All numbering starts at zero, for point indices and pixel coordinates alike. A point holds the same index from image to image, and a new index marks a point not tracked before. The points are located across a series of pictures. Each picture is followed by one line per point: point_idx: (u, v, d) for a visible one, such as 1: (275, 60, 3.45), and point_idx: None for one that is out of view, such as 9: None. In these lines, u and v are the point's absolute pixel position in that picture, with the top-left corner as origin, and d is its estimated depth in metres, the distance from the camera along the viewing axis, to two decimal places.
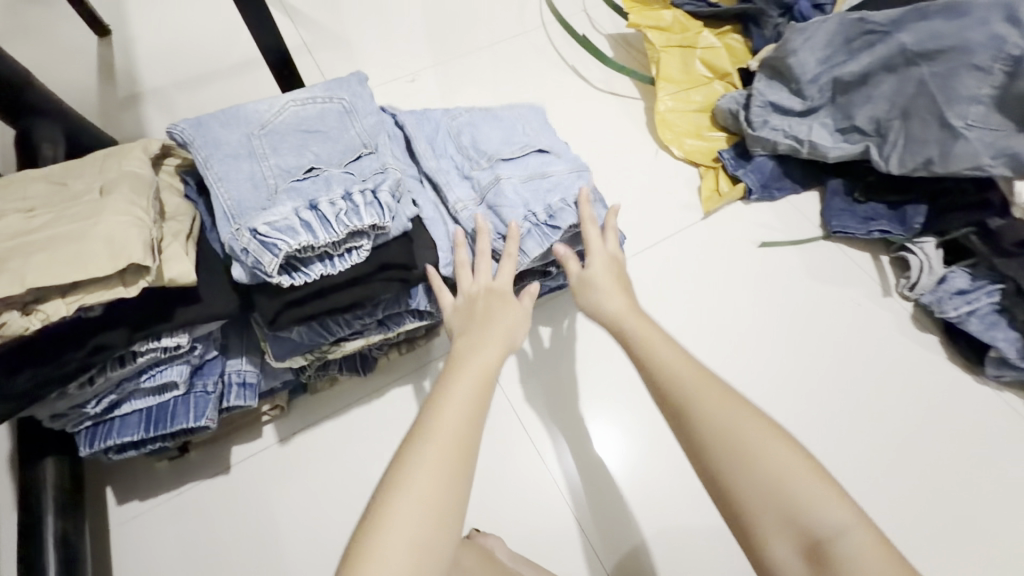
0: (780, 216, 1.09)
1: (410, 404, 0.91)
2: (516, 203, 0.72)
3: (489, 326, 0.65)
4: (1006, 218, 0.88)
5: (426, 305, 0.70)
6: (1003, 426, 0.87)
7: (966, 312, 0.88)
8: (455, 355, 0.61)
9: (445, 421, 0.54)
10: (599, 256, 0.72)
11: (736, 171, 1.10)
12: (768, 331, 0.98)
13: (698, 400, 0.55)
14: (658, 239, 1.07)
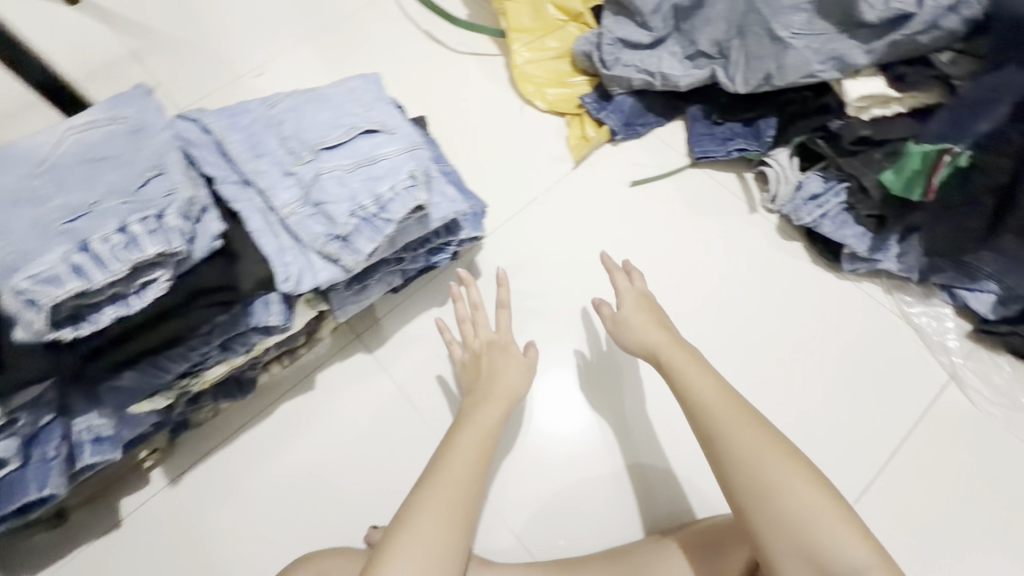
0: (650, 151, 1.09)
1: (300, 415, 0.89)
2: (341, 198, 0.67)
3: (493, 391, 0.78)
4: (844, 119, 0.89)
5: (267, 320, 0.67)
6: (861, 314, 0.93)
7: (819, 216, 0.92)
8: (463, 420, 0.75)
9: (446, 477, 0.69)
10: (629, 293, 0.81)
11: (599, 113, 1.09)
12: (645, 269, 1.00)
13: (725, 426, 0.66)
14: (532, 197, 1.06)
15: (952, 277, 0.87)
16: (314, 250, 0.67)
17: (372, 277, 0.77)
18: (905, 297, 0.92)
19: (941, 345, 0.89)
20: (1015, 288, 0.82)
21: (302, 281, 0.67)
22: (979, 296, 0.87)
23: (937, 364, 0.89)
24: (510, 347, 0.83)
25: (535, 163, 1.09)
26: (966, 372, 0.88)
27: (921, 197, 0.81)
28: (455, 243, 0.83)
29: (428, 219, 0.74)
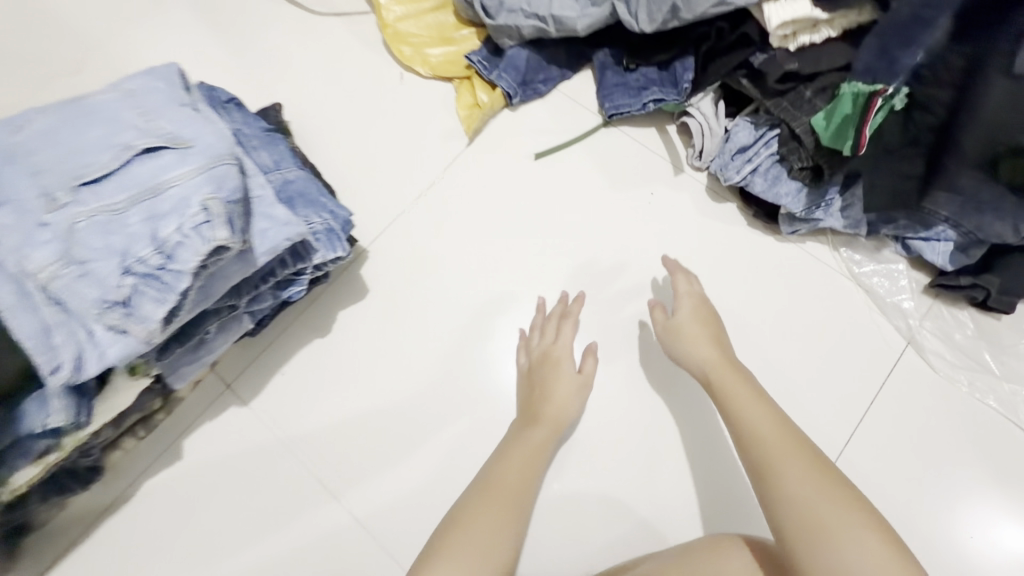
0: (556, 112, 0.92)
1: (168, 492, 0.74)
2: (113, 251, 0.50)
3: (547, 411, 0.74)
4: (767, 52, 0.74)
5: (46, 423, 0.52)
6: (806, 280, 0.81)
7: (749, 172, 0.78)
8: (524, 430, 0.74)
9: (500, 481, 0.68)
10: (686, 298, 0.75)
11: (489, 74, 0.91)
12: (561, 258, 0.85)
13: (775, 452, 0.59)
14: (422, 188, 0.89)
15: (903, 227, 0.76)
16: (90, 323, 0.51)
17: (205, 332, 0.61)
18: (854, 255, 0.81)
19: (898, 306, 0.79)
20: (972, 233, 0.71)
21: (84, 366, 0.51)
22: (936, 246, 0.75)
23: (894, 327, 0.78)
24: (563, 363, 0.77)
25: (423, 144, 0.91)
26: (925, 332, 0.77)
27: (853, 150, 0.69)
28: (311, 270, 0.67)
29: (252, 254, 0.57)
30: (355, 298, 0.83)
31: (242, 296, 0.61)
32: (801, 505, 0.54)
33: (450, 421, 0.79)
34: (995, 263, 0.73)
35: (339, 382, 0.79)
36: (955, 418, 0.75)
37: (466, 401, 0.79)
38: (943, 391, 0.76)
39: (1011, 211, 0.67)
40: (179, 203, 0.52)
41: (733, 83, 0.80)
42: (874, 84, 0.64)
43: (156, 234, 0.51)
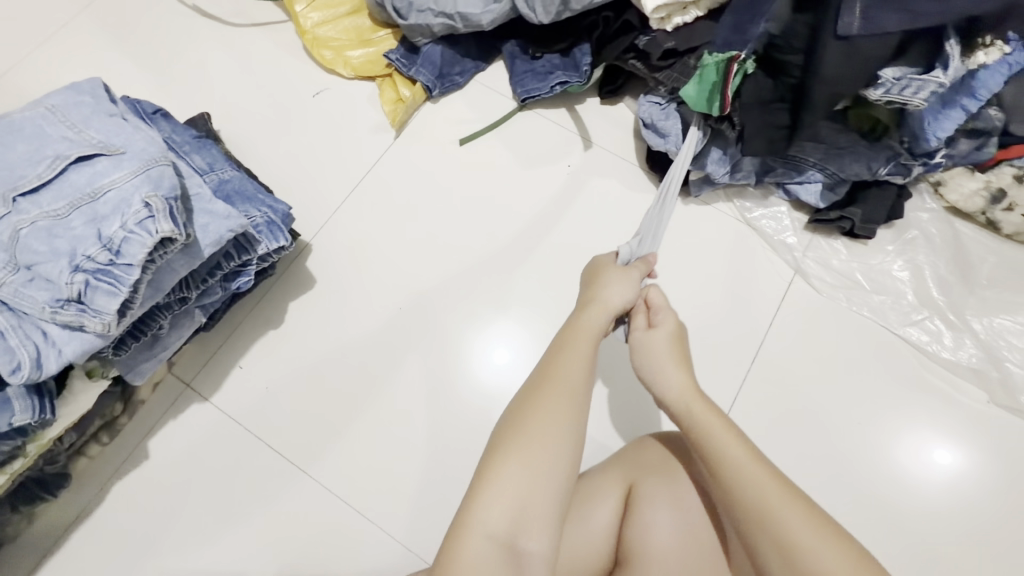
0: (475, 100, 1.00)
1: (138, 491, 0.77)
2: (59, 253, 0.54)
3: (592, 305, 0.66)
4: (648, 34, 0.85)
5: (11, 421, 0.54)
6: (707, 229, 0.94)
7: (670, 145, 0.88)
8: (572, 323, 0.65)
9: (576, 347, 0.63)
10: (663, 337, 0.65)
11: (408, 71, 0.97)
12: (494, 233, 0.93)
13: (786, 526, 0.52)
14: (358, 181, 0.95)
15: (782, 174, 0.89)
16: (45, 322, 0.54)
17: (158, 328, 0.65)
18: (746, 204, 0.94)
19: (784, 245, 0.92)
20: (835, 173, 0.85)
21: (44, 364, 0.54)
22: (808, 187, 0.89)
23: (782, 261, 0.92)
24: (627, 289, 0.67)
25: (353, 140, 0.97)
26: (806, 264, 0.91)
27: (721, 110, 0.81)
28: (257, 260, 0.72)
29: (196, 247, 0.62)
30: (303, 287, 0.88)
31: (192, 290, 0.66)
32: (792, 556, 0.51)
33: (408, 391, 0.84)
34: (857, 197, 0.88)
35: (295, 371, 0.84)
36: (837, 327, 0.89)
37: (419, 374, 0.84)
38: (826, 307, 0.90)
39: (866, 152, 0.81)
40: (121, 201, 0.56)
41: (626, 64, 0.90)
42: (729, 51, 0.76)
43: (104, 233, 0.55)
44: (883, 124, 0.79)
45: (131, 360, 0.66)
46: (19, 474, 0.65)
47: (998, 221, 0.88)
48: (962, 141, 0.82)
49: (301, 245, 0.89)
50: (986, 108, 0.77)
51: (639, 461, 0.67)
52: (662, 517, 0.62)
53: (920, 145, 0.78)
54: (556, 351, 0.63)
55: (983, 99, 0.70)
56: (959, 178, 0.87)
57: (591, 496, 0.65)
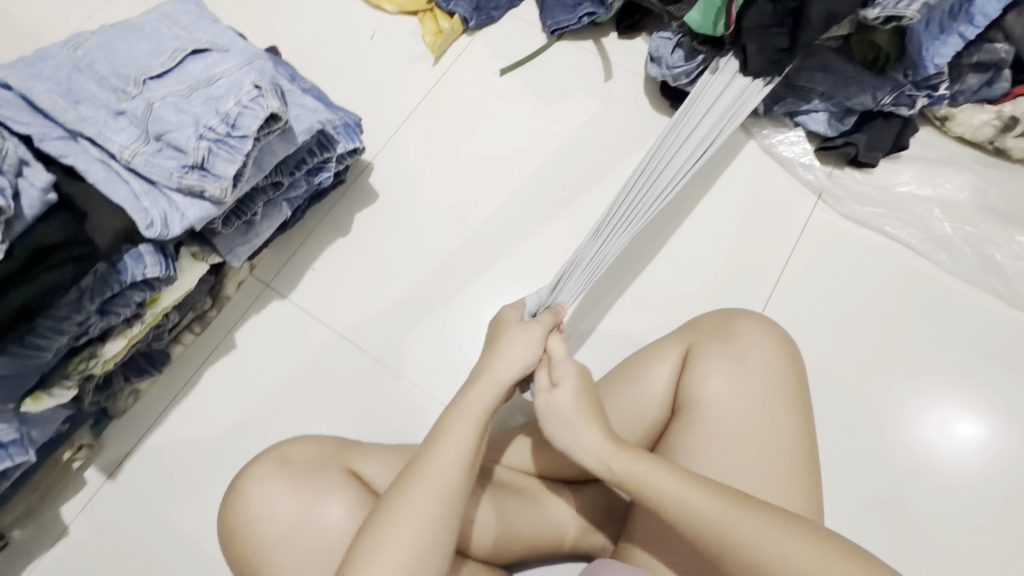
0: (512, 32, 1.07)
1: (227, 376, 0.85)
2: (185, 126, 0.62)
3: (487, 373, 0.60)
4: None
5: (144, 274, 0.63)
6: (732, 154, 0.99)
7: (667, 73, 0.94)
8: (460, 395, 0.59)
9: (463, 421, 0.56)
10: (570, 399, 0.60)
11: (448, 4, 1.04)
12: (536, 155, 0.98)
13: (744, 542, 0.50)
14: (408, 111, 1.01)
15: (791, 104, 0.93)
16: (171, 189, 0.63)
17: (255, 213, 0.74)
18: (764, 131, 0.98)
19: (806, 165, 0.97)
20: (841, 103, 0.90)
21: (171, 225, 0.62)
22: (815, 116, 0.93)
23: (806, 183, 0.97)
24: (526, 352, 0.62)
25: (399, 70, 1.04)
26: (829, 183, 0.96)
27: (725, 29, 0.84)
28: (335, 159, 0.80)
29: (292, 133, 0.70)
30: (365, 200, 0.95)
31: (284, 177, 0.74)
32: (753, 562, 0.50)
33: (462, 290, 0.91)
34: (862, 126, 0.92)
35: (355, 280, 0.91)
36: (864, 231, 0.94)
37: (470, 281, 0.91)
38: (858, 214, 0.95)
39: (870, 81, 0.88)
40: (233, 85, 0.64)
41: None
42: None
43: (221, 109, 0.63)
44: (885, 53, 0.87)
45: (231, 242, 0.75)
46: (133, 343, 0.73)
47: (1009, 149, 0.93)
48: (971, 75, 0.89)
49: (361, 163, 0.97)
50: (991, 43, 0.86)
51: (701, 328, 0.70)
52: (717, 375, 0.65)
53: (919, 73, 0.85)
54: (438, 433, 0.56)
55: (980, 25, 0.80)
56: (969, 112, 0.93)
57: (655, 354, 0.70)
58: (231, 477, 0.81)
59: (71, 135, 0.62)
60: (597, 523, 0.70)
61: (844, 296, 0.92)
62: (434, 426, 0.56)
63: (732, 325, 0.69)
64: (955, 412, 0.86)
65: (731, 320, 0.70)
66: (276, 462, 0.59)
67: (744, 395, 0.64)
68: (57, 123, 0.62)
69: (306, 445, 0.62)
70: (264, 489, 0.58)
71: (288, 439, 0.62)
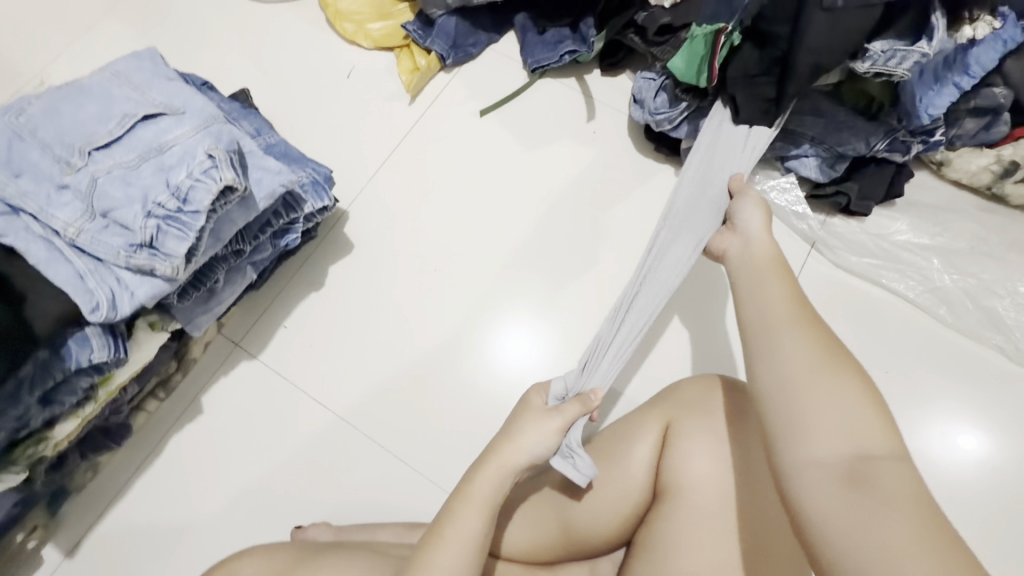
0: (493, 69, 1.02)
1: (193, 443, 0.81)
2: (132, 201, 0.58)
3: (493, 454, 0.59)
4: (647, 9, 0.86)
5: (90, 358, 0.58)
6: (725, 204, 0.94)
7: (651, 117, 0.91)
8: (468, 473, 0.59)
9: (462, 519, 0.55)
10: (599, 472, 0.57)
11: (424, 41, 1.00)
12: (520, 202, 0.95)
13: (775, 354, 0.51)
14: (386, 155, 0.97)
15: (779, 148, 0.90)
16: (119, 267, 0.59)
17: (217, 281, 0.69)
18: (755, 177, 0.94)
19: (799, 215, 0.93)
20: (834, 148, 0.86)
21: (119, 305, 0.58)
22: (806, 162, 0.89)
23: (797, 233, 0.94)
24: (532, 439, 0.60)
25: (374, 110, 1.00)
26: (821, 232, 0.93)
27: (708, 82, 0.81)
28: (304, 219, 0.75)
29: (253, 200, 0.66)
30: (341, 251, 0.91)
31: (247, 243, 0.69)
32: (795, 385, 0.48)
33: (441, 347, 0.87)
34: (854, 173, 0.89)
35: (330, 338, 0.87)
36: (858, 280, 0.91)
37: (451, 338, 0.87)
38: (852, 261, 0.91)
39: (864, 128, 0.84)
40: (185, 155, 0.60)
41: (627, 39, 0.92)
42: (716, 24, 0.77)
43: (171, 182, 0.59)
44: (878, 101, 0.82)
45: (192, 311, 0.70)
46: (88, 421, 0.69)
47: (1008, 194, 0.89)
48: (968, 119, 0.84)
49: (338, 212, 0.93)
50: (988, 87, 0.80)
51: (683, 400, 0.66)
52: (700, 455, 0.61)
53: (913, 123, 0.80)
54: (440, 527, 0.56)
55: (976, 75, 0.74)
56: (966, 156, 0.89)
57: (634, 432, 0.66)
58: (199, 553, 0.77)
59: (12, 211, 0.58)
60: None
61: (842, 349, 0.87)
62: (438, 518, 0.56)
63: (714, 399, 0.65)
64: (942, 464, 0.82)
65: (714, 391, 0.65)
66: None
67: (735, 466, 0.60)
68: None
69: (253, 558, 0.59)
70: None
71: (230, 557, 0.60)
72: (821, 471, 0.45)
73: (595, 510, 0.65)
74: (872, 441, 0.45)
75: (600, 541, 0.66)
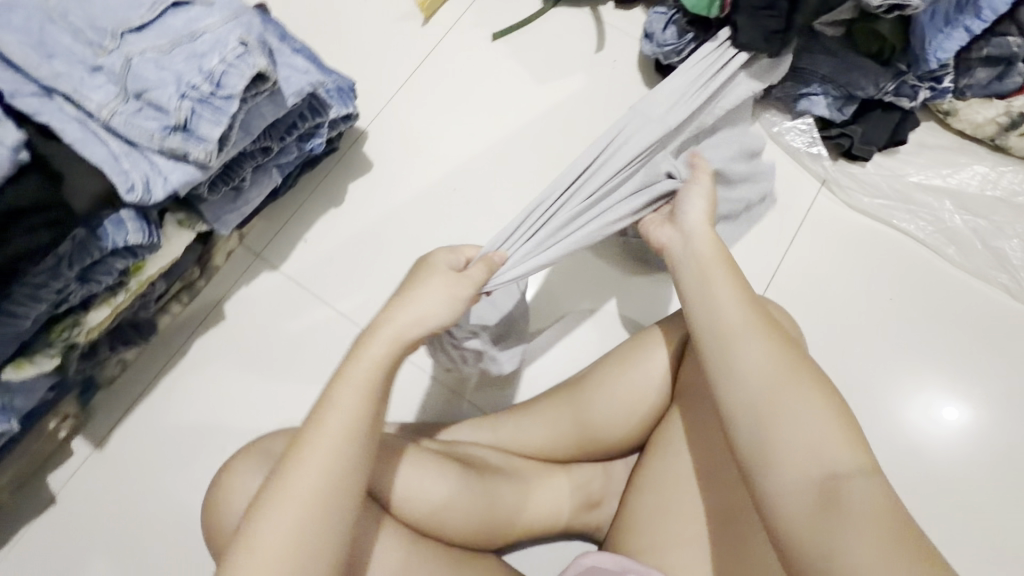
0: None
1: (216, 349, 0.84)
2: (167, 83, 0.58)
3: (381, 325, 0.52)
4: None
5: (126, 240, 0.60)
6: None
7: (659, 50, 0.90)
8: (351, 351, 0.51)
9: (349, 383, 0.49)
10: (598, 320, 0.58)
11: None
12: (534, 129, 0.94)
13: (742, 375, 0.49)
14: (401, 80, 0.96)
15: (790, 87, 0.90)
16: (153, 151, 0.59)
17: (244, 180, 0.71)
18: (771, 117, 0.94)
19: (813, 156, 0.92)
20: (843, 88, 0.86)
21: (153, 189, 0.59)
22: (816, 101, 0.89)
23: (811, 172, 0.93)
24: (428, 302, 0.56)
25: (387, 31, 0.99)
26: (835, 172, 0.92)
27: (720, 12, 0.80)
28: (328, 124, 0.76)
29: (281, 95, 0.66)
30: (358, 170, 0.92)
31: (273, 142, 0.70)
32: (777, 428, 0.46)
33: None
34: (860, 117, 0.89)
35: (347, 255, 0.88)
36: (868, 215, 0.91)
37: None
38: (865, 196, 0.92)
39: (873, 69, 0.83)
40: (217, 41, 0.60)
41: None
42: None
43: (206, 67, 0.59)
44: (891, 44, 0.80)
45: (219, 209, 0.72)
46: (118, 312, 0.71)
47: (1012, 147, 0.90)
48: (980, 69, 0.84)
49: (354, 131, 0.93)
50: (1003, 36, 0.79)
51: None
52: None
53: (922, 67, 0.81)
54: (306, 432, 0.47)
55: (987, 20, 0.75)
56: (975, 106, 0.89)
57: (654, 339, 0.69)
58: (222, 452, 0.80)
59: (43, 90, 0.58)
60: (589, 502, 0.71)
61: (847, 281, 0.89)
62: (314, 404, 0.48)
63: None
64: (930, 406, 0.84)
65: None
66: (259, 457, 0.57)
67: None
68: (28, 78, 0.58)
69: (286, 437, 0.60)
70: (246, 484, 0.55)
71: (266, 435, 0.61)
72: (791, 512, 0.43)
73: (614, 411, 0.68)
74: (834, 463, 0.43)
75: (612, 440, 0.70)
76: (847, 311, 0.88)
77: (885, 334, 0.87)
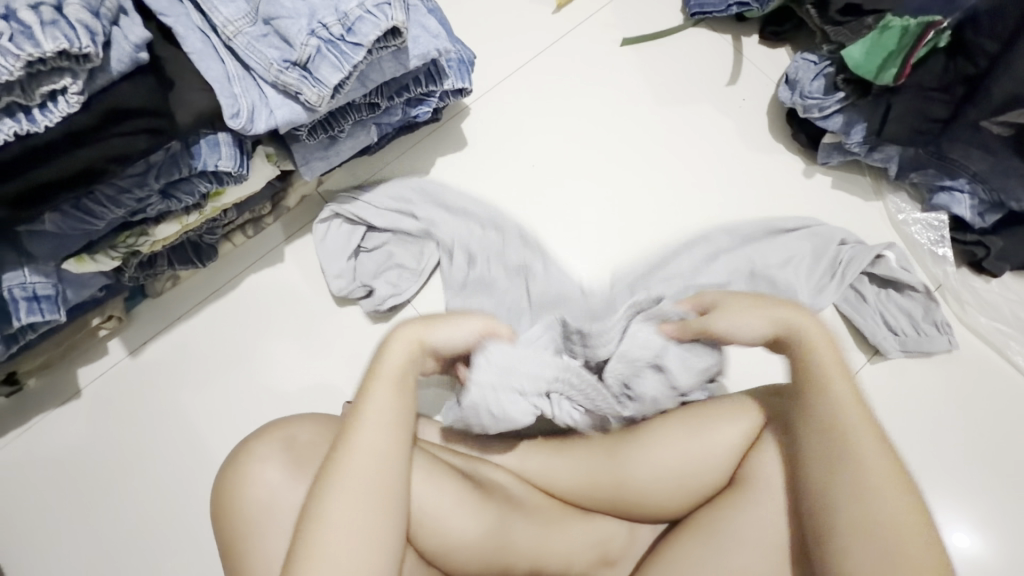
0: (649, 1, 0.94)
1: (266, 291, 0.82)
2: (298, 14, 0.55)
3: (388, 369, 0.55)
4: None
5: (217, 165, 0.57)
6: (858, 214, 0.87)
7: (798, 100, 0.82)
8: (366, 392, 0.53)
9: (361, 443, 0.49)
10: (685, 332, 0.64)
11: None
12: (638, 150, 0.88)
13: (848, 446, 0.49)
14: (517, 65, 0.91)
15: (931, 175, 0.81)
16: (266, 82, 0.56)
17: (343, 131, 0.67)
18: (899, 203, 0.86)
19: (936, 257, 0.84)
20: (994, 193, 0.76)
21: (256, 120, 0.56)
22: (960, 200, 0.80)
23: (928, 273, 0.84)
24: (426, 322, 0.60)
25: (514, 10, 0.94)
26: (954, 280, 0.83)
27: (892, 79, 0.73)
28: (439, 93, 0.72)
29: (406, 55, 0.62)
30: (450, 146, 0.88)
31: (382, 98, 0.66)
32: (839, 529, 0.47)
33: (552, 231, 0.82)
34: (1003, 227, 0.80)
35: None
36: (976, 336, 0.82)
37: None
38: (979, 316, 0.83)
39: None
40: None
41: (803, 10, 0.84)
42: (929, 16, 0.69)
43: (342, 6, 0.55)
44: None
45: (308, 151, 0.68)
46: (186, 230, 0.69)
47: None
48: None
49: (456, 104, 0.89)
50: None
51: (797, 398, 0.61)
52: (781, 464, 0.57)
53: None
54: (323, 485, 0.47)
55: None
56: None
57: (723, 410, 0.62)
58: (245, 395, 0.79)
59: None
60: (605, 561, 0.64)
61: (935, 401, 0.80)
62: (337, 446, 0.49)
63: None
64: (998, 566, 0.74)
65: None
66: (280, 443, 0.55)
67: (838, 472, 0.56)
68: None
69: (314, 426, 0.58)
70: (267, 465, 0.53)
71: (293, 415, 0.59)
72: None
73: (655, 475, 0.62)
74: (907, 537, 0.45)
75: (652, 507, 0.63)
76: (930, 436, 0.79)
77: (968, 474, 0.78)
